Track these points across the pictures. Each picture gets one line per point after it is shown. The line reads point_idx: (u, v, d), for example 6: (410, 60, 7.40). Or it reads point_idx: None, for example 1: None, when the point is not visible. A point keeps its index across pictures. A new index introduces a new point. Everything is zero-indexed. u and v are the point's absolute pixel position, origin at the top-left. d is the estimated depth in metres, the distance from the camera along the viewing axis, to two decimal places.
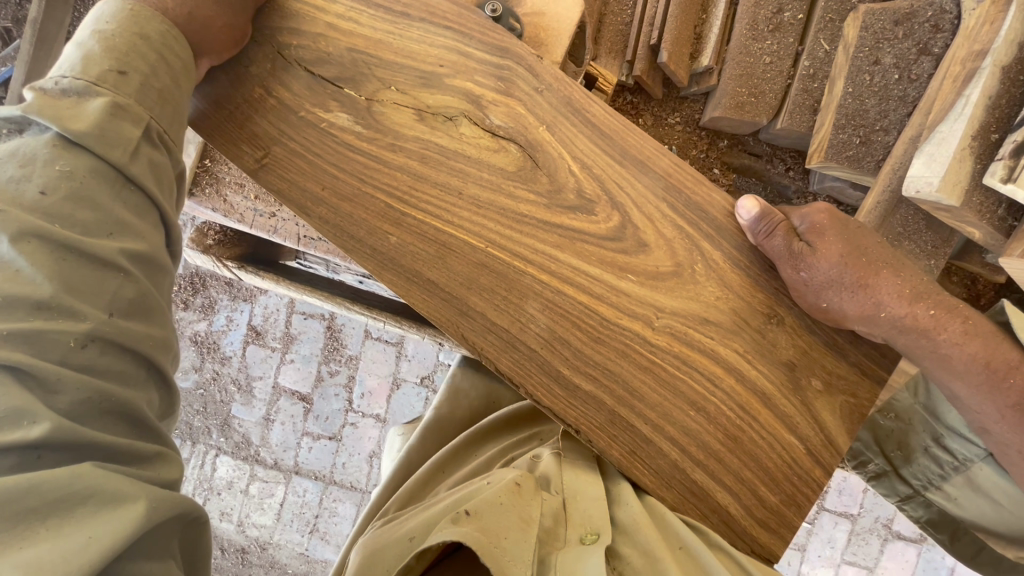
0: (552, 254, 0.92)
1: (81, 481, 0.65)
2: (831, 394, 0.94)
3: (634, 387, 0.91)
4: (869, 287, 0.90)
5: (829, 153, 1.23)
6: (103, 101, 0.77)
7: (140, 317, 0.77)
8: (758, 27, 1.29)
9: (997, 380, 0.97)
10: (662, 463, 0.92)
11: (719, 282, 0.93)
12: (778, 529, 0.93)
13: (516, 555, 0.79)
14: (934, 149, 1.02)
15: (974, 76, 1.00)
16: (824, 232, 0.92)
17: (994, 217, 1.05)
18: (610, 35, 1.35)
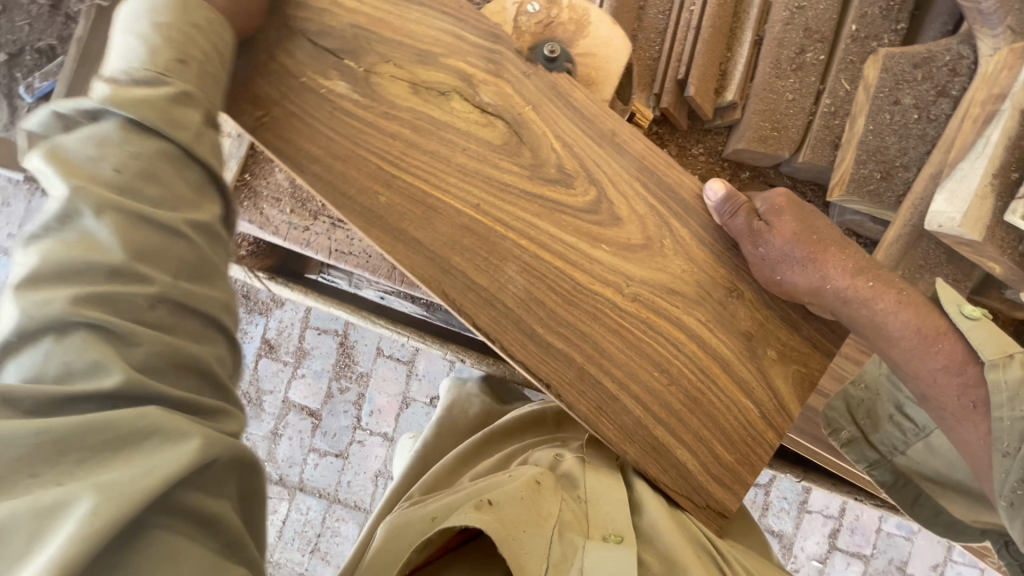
0: (533, 222, 0.93)
1: (144, 420, 0.55)
2: (784, 362, 0.98)
3: (604, 349, 0.93)
4: (818, 261, 0.93)
5: (850, 187, 1.26)
6: (173, 91, 0.70)
7: (205, 283, 0.67)
8: (781, 66, 1.35)
9: (927, 343, 0.91)
10: (627, 419, 0.94)
11: (686, 256, 0.96)
12: (730, 483, 0.98)
13: (532, 547, 0.82)
14: (954, 186, 1.05)
15: (994, 117, 1.04)
16: (782, 214, 0.95)
17: (1015, 253, 1.08)
18: (641, 68, 1.41)
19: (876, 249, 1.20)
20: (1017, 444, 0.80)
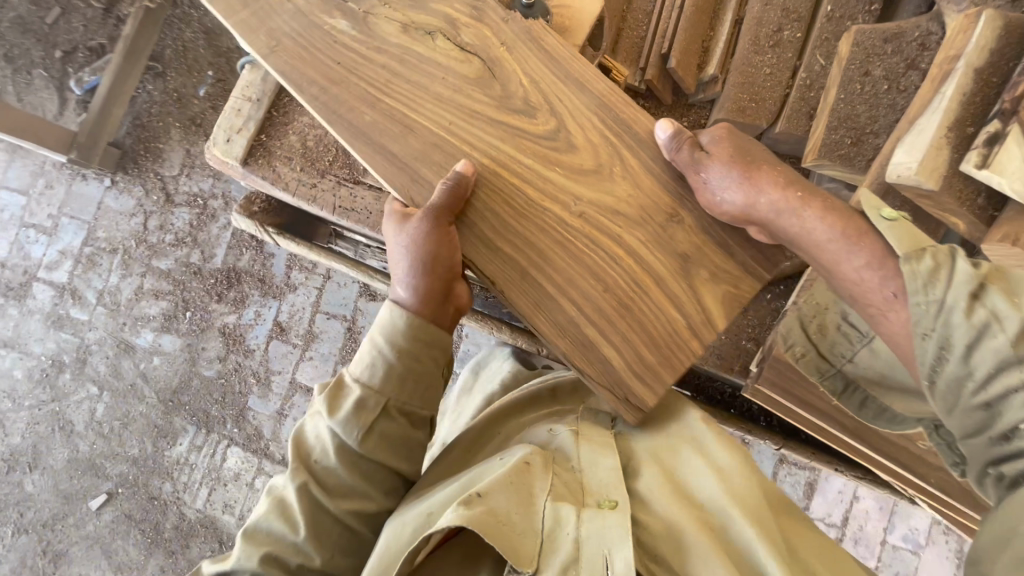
0: (496, 144, 1.08)
1: None
2: (716, 281, 1.08)
3: (546, 257, 1.07)
4: (752, 180, 1.00)
5: (821, 152, 1.34)
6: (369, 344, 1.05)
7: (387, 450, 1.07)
8: (759, 42, 1.44)
9: (851, 245, 0.95)
10: (561, 317, 1.06)
11: (630, 182, 1.10)
12: (652, 385, 1.06)
13: (526, 529, 0.96)
14: (913, 140, 1.12)
15: (949, 76, 1.11)
16: (719, 143, 1.04)
17: (975, 205, 1.12)
18: (627, 46, 1.52)
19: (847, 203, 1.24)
20: (934, 324, 0.84)
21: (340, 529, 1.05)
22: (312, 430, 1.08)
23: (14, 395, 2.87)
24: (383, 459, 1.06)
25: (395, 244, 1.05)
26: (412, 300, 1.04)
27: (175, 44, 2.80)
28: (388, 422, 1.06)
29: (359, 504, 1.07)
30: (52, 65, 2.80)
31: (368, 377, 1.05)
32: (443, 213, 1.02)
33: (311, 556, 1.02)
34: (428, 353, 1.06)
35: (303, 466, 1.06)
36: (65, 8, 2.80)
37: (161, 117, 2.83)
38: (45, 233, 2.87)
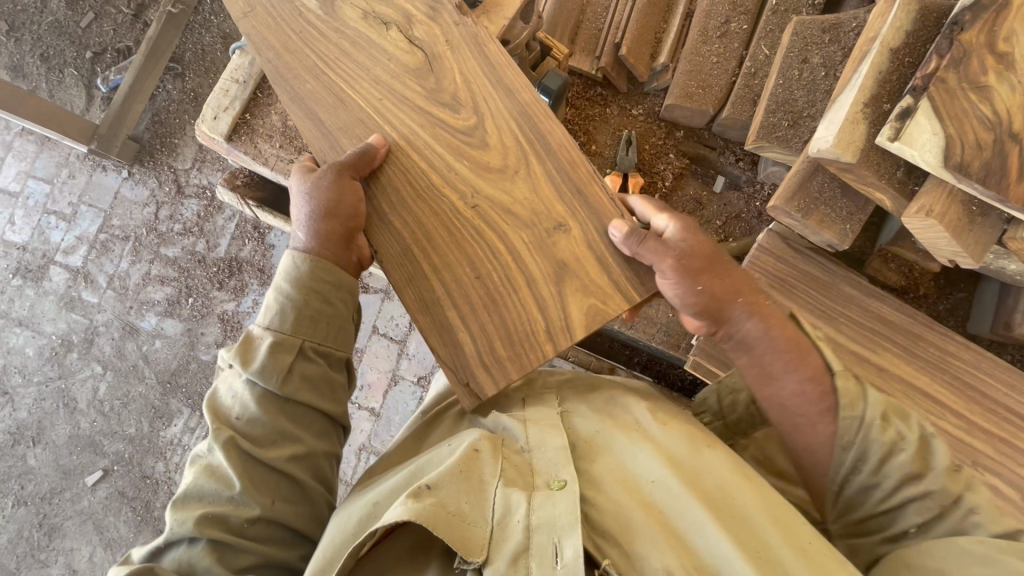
0: (415, 130, 1.18)
1: None
2: (583, 295, 1.11)
3: (431, 237, 1.15)
4: (716, 287, 1.05)
5: (760, 134, 1.40)
6: (282, 301, 1.09)
7: (299, 422, 1.09)
8: (707, 34, 1.53)
9: (796, 356, 1.01)
10: (431, 296, 1.13)
11: (530, 186, 1.15)
12: (495, 376, 1.11)
13: (476, 518, 0.95)
14: (832, 116, 1.18)
15: (867, 56, 1.17)
16: (683, 247, 1.06)
17: (894, 178, 1.17)
18: (585, 37, 1.62)
19: (774, 199, 1.29)
20: (853, 439, 0.92)
21: (276, 477, 1.05)
22: (227, 393, 1.08)
23: (24, 371, 2.82)
24: (307, 399, 1.08)
25: (296, 190, 1.15)
26: (305, 243, 1.13)
27: (195, 47, 2.77)
28: (307, 363, 1.09)
29: (292, 449, 1.07)
30: (83, 64, 2.86)
31: (279, 324, 1.09)
32: (346, 168, 1.12)
33: (249, 510, 1.01)
34: (337, 294, 1.12)
35: (223, 424, 1.05)
36: (99, 14, 2.88)
37: (178, 115, 2.78)
38: (65, 220, 2.81)
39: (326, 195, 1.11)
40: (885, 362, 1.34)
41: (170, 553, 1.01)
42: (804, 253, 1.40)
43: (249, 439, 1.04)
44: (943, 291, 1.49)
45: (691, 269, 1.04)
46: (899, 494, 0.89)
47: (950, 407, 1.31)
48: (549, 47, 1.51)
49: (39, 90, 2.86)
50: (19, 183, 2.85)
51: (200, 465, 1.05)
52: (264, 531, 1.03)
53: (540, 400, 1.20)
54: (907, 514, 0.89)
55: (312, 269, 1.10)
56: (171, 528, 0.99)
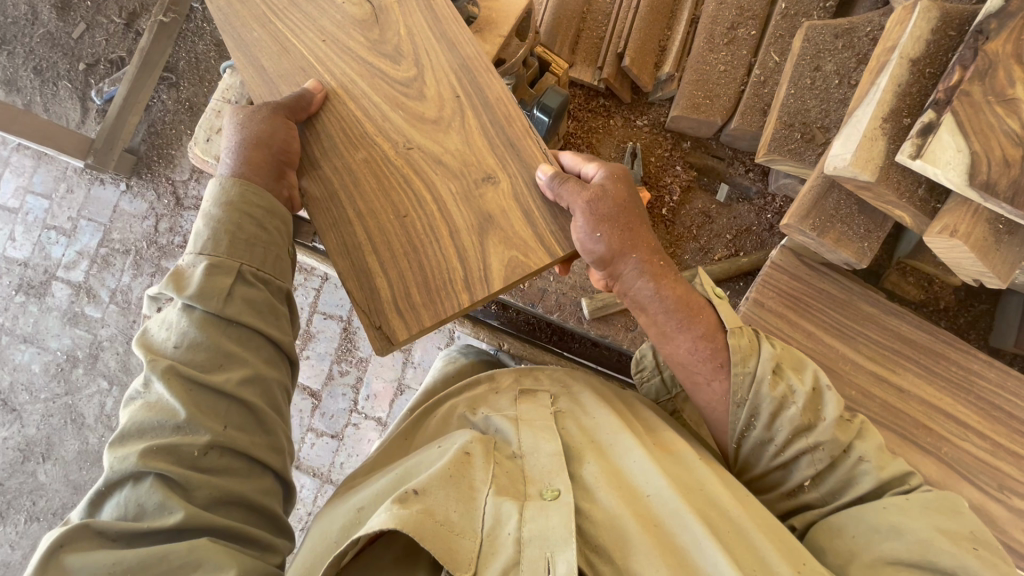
0: (354, 80, 1.20)
1: (193, 553, 0.88)
2: (505, 247, 1.12)
3: (360, 186, 1.15)
4: (628, 234, 1.08)
5: (771, 147, 1.34)
6: (214, 225, 1.07)
7: (247, 345, 1.06)
8: (714, 41, 1.48)
9: (690, 315, 1.12)
10: (353, 240, 1.14)
11: (462, 136, 1.16)
12: (409, 320, 1.11)
13: (465, 529, 0.94)
14: (849, 132, 1.13)
15: (885, 67, 1.11)
16: (604, 191, 1.07)
17: (915, 197, 1.11)
18: (587, 46, 1.56)
19: (784, 218, 1.24)
20: (745, 397, 1.06)
21: (225, 402, 1.01)
22: (162, 330, 1.04)
23: (31, 388, 2.81)
24: (249, 319, 1.06)
25: (231, 123, 1.15)
26: (231, 170, 1.13)
27: (188, 56, 2.66)
28: (247, 287, 1.07)
29: (241, 372, 1.03)
30: (76, 76, 2.81)
31: (212, 249, 1.06)
32: (280, 109, 1.12)
33: (198, 435, 0.97)
34: (270, 220, 1.11)
35: (160, 356, 1.01)
36: (90, 24, 2.81)
37: (173, 125, 2.68)
38: (65, 235, 2.78)
39: (256, 129, 1.10)
40: (905, 381, 1.30)
41: (111, 500, 0.94)
42: (816, 268, 1.36)
43: (189, 364, 1.00)
44: (965, 301, 1.44)
45: (603, 215, 1.05)
46: (793, 448, 1.03)
47: (973, 426, 1.26)
48: (547, 63, 1.48)
49: (34, 104, 2.82)
50: (18, 199, 2.82)
51: (137, 403, 0.99)
52: (218, 460, 0.98)
53: (533, 398, 1.20)
54: (803, 467, 1.03)
55: (239, 194, 1.09)
56: (111, 467, 0.93)
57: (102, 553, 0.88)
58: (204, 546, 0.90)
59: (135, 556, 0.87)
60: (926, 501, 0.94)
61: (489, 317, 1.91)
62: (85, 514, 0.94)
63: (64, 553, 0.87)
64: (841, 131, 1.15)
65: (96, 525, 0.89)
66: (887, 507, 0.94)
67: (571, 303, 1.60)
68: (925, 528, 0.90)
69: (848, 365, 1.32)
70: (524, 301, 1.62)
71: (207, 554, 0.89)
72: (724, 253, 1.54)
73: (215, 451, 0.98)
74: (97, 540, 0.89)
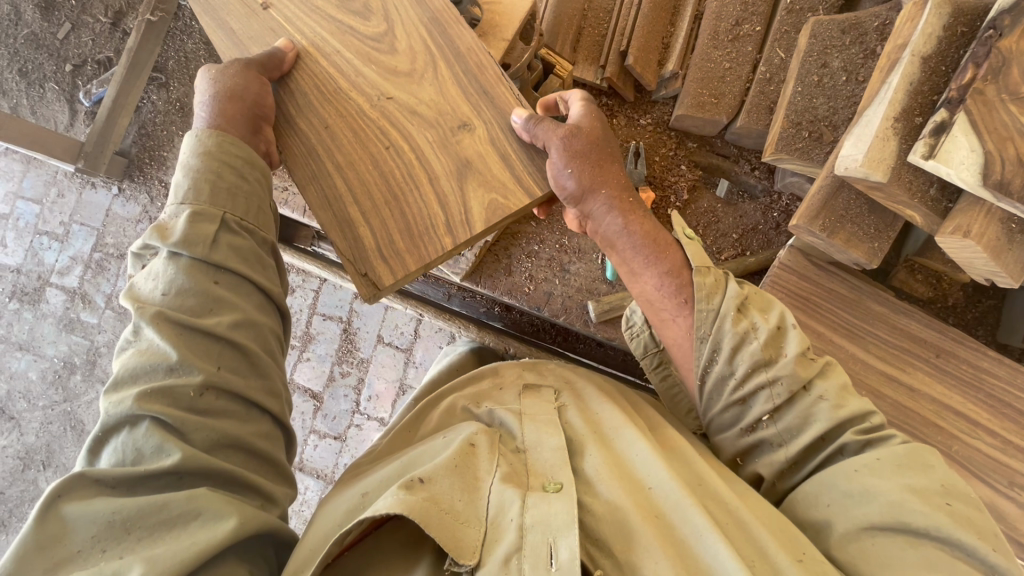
0: (326, 37, 1.20)
1: (194, 503, 0.89)
2: (485, 190, 1.13)
3: (337, 141, 1.16)
4: (600, 171, 1.12)
5: (778, 146, 1.32)
6: (197, 171, 1.05)
7: (235, 289, 1.04)
8: (718, 37, 1.46)
9: (657, 249, 1.14)
10: (333, 191, 1.13)
11: (436, 88, 1.17)
12: (394, 266, 1.11)
13: (471, 518, 0.95)
14: (860, 132, 1.11)
15: (896, 65, 1.10)
16: (577, 129, 1.11)
17: (928, 196, 1.09)
18: (588, 44, 1.53)
19: (793, 219, 1.23)
20: (709, 331, 1.05)
21: (218, 345, 1.00)
22: (148, 280, 1.01)
23: (28, 396, 2.78)
24: (236, 266, 1.03)
25: (202, 78, 1.13)
26: (206, 123, 1.10)
27: (177, 55, 2.58)
28: (232, 235, 1.05)
29: (231, 316, 1.01)
30: (63, 78, 2.75)
31: (194, 198, 1.04)
32: (254, 65, 1.11)
33: (192, 376, 0.95)
34: (250, 171, 1.09)
35: (148, 304, 0.99)
36: (76, 24, 2.74)
37: (165, 125, 2.61)
38: (58, 240, 2.73)
39: (229, 80, 1.08)
40: (915, 380, 1.29)
41: (107, 448, 0.94)
42: (825, 268, 1.35)
43: (178, 310, 0.98)
44: (974, 299, 1.44)
45: (575, 151, 1.09)
46: (751, 384, 1.02)
47: (983, 423, 1.26)
48: (551, 64, 1.47)
49: (20, 106, 2.76)
50: (8, 204, 2.77)
51: (129, 351, 0.98)
52: (215, 403, 0.97)
53: (537, 393, 1.19)
54: (759, 403, 1.02)
55: (215, 145, 1.07)
56: (107, 413, 0.93)
57: (102, 501, 0.88)
58: (204, 495, 0.91)
59: (137, 503, 0.88)
60: (896, 456, 0.92)
61: (493, 318, 1.89)
62: (86, 461, 0.95)
63: (64, 503, 0.87)
64: (852, 130, 1.13)
65: (94, 475, 0.89)
66: (857, 468, 0.93)
67: (577, 305, 1.59)
68: (894, 487, 0.89)
69: (857, 365, 1.31)
70: (529, 305, 1.61)
71: (208, 503, 0.90)
72: (731, 252, 1.53)
73: (211, 393, 0.97)
74: (96, 489, 0.90)
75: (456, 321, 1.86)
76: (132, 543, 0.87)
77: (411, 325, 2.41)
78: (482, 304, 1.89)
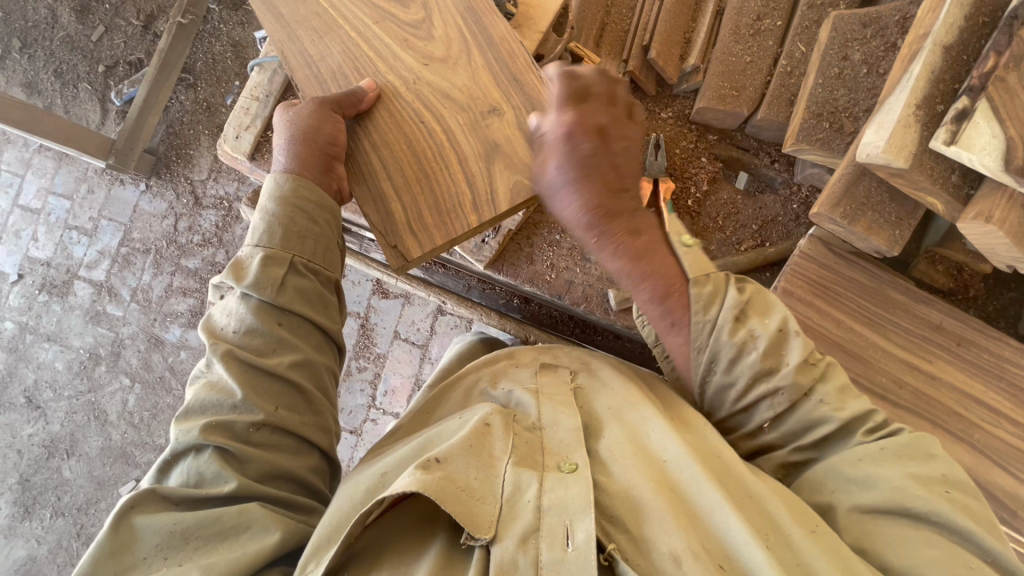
0: (360, 15, 1.25)
1: (245, 514, 0.99)
2: (511, 171, 1.18)
3: (374, 120, 1.21)
4: (589, 192, 1.06)
5: (800, 137, 1.34)
6: (264, 208, 1.14)
7: (299, 336, 1.14)
8: (740, 32, 1.49)
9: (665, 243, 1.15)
10: (370, 170, 1.19)
11: (466, 66, 1.22)
12: (422, 240, 1.17)
13: (486, 495, 0.96)
14: (881, 120, 1.13)
15: (917, 55, 1.12)
16: (570, 144, 1.06)
17: (949, 183, 1.11)
18: (611, 39, 1.58)
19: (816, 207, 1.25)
20: (706, 340, 1.05)
21: (278, 384, 1.09)
22: (223, 314, 1.13)
23: (54, 386, 2.86)
24: (299, 307, 1.12)
25: (282, 117, 1.20)
26: (284, 167, 1.17)
27: (206, 57, 2.67)
28: (298, 276, 1.13)
29: (292, 356, 1.11)
30: (96, 78, 2.85)
31: (267, 240, 1.13)
32: (328, 104, 1.15)
33: (253, 414, 1.05)
34: (321, 214, 1.16)
35: (221, 340, 1.10)
36: (109, 27, 2.84)
37: (192, 125, 2.70)
38: (86, 235, 2.82)
39: (304, 122, 1.14)
40: (937, 369, 1.30)
41: (178, 467, 1.05)
42: (845, 257, 1.36)
43: (246, 348, 1.09)
44: (997, 294, 1.44)
45: (564, 168, 1.07)
46: (754, 392, 1.03)
47: (1005, 414, 1.27)
48: (580, 57, 1.47)
49: (55, 106, 2.87)
50: (40, 200, 2.87)
51: (200, 382, 1.10)
52: (268, 437, 1.07)
53: (554, 371, 1.22)
54: (762, 411, 1.04)
55: (291, 189, 1.14)
56: (176, 439, 1.03)
57: (167, 513, 0.99)
58: (254, 509, 1.00)
59: (196, 516, 0.98)
60: (901, 447, 0.95)
61: (512, 310, 1.92)
62: (155, 479, 1.06)
63: (135, 514, 0.98)
64: (874, 117, 1.15)
65: (163, 490, 1.00)
66: (862, 457, 0.95)
67: (597, 294, 1.62)
68: (896, 475, 0.92)
69: (877, 353, 1.32)
70: (549, 294, 1.64)
71: (256, 516, 0.99)
72: (751, 243, 1.55)
73: (266, 429, 1.07)
74: (162, 502, 1.00)
75: (476, 310, 1.90)
76: (190, 552, 0.96)
77: (428, 321, 2.46)
78: (502, 296, 1.93)
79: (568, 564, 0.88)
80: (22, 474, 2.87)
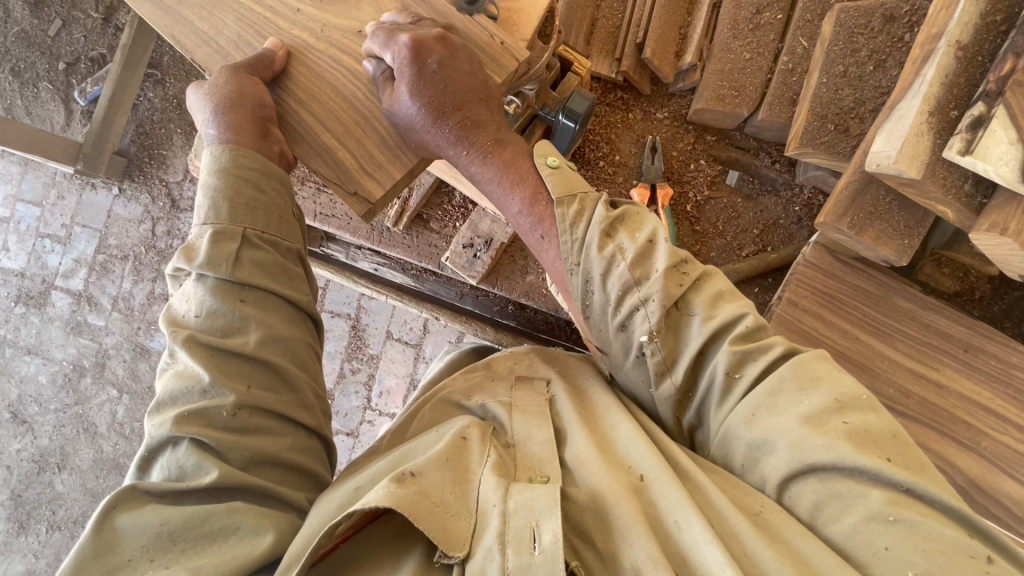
0: (325, 23, 1.15)
1: (230, 518, 0.95)
2: None
3: (293, 79, 1.13)
4: (441, 122, 1.07)
5: (803, 140, 1.28)
6: (214, 179, 1.08)
7: (271, 320, 1.08)
8: (738, 26, 1.41)
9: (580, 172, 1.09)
10: (309, 126, 1.13)
11: (374, 6, 1.15)
12: (381, 180, 1.12)
13: (462, 510, 0.92)
14: (892, 127, 1.07)
15: (930, 57, 1.06)
16: (403, 67, 1.04)
17: (962, 192, 1.06)
18: (602, 37, 1.49)
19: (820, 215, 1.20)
20: (576, 259, 1.02)
21: (249, 364, 1.04)
22: (182, 301, 1.07)
23: (39, 400, 2.77)
24: (262, 281, 1.07)
25: (198, 97, 1.12)
26: (217, 139, 1.10)
27: (173, 51, 2.51)
28: (254, 249, 1.07)
29: (260, 334, 1.05)
30: (57, 77, 2.68)
31: (215, 217, 1.06)
32: (243, 67, 1.08)
33: (225, 397, 1.00)
34: (267, 182, 1.09)
35: (182, 327, 1.04)
36: (66, 20, 2.66)
37: (163, 124, 2.55)
38: (60, 243, 2.69)
39: (222, 89, 1.06)
40: (943, 376, 1.28)
41: (157, 462, 1.01)
42: (850, 265, 1.32)
43: (208, 331, 1.03)
44: (1007, 295, 1.41)
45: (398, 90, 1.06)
46: (626, 307, 0.98)
47: (1011, 419, 1.25)
48: (568, 61, 1.38)
49: (15, 107, 2.70)
50: (8, 208, 2.73)
51: (168, 373, 1.05)
52: (249, 421, 1.02)
53: (529, 384, 1.17)
54: (636, 323, 0.96)
55: (229, 160, 1.07)
56: (151, 433, 1.00)
57: (151, 511, 0.95)
58: (241, 509, 0.97)
59: (180, 516, 0.95)
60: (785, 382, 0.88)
61: (507, 318, 1.86)
62: (137, 476, 1.02)
63: (118, 513, 0.95)
64: (883, 122, 1.10)
65: (143, 486, 0.96)
66: (755, 411, 0.88)
67: None
68: (790, 424, 0.84)
69: (883, 363, 1.30)
70: (547, 306, 1.60)
71: (244, 518, 0.96)
72: (752, 248, 1.51)
73: (244, 411, 1.02)
74: (145, 498, 0.97)
75: (471, 323, 1.86)
76: (178, 554, 0.93)
77: (420, 321, 2.38)
78: (495, 304, 1.86)
79: (534, 568, 0.83)
80: (14, 489, 2.81)
